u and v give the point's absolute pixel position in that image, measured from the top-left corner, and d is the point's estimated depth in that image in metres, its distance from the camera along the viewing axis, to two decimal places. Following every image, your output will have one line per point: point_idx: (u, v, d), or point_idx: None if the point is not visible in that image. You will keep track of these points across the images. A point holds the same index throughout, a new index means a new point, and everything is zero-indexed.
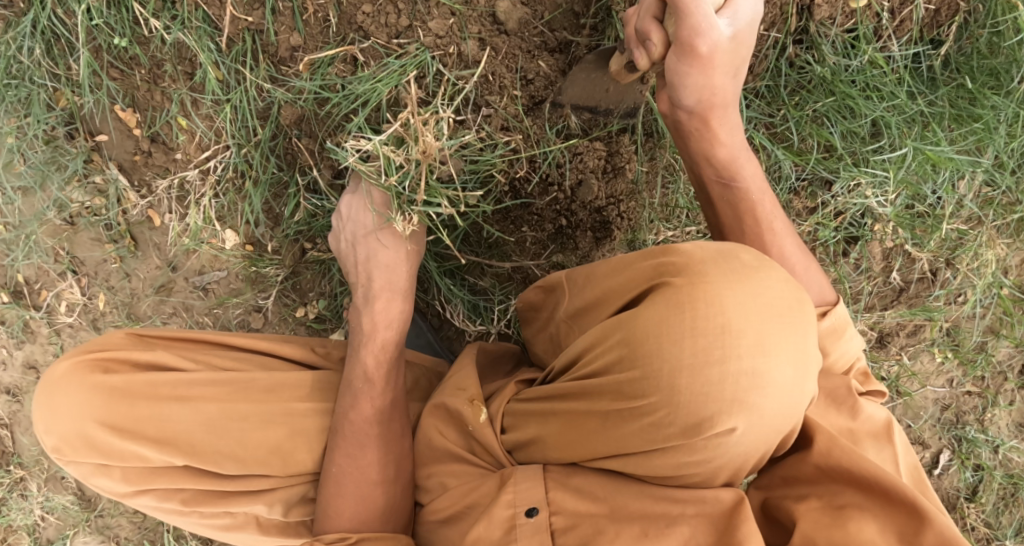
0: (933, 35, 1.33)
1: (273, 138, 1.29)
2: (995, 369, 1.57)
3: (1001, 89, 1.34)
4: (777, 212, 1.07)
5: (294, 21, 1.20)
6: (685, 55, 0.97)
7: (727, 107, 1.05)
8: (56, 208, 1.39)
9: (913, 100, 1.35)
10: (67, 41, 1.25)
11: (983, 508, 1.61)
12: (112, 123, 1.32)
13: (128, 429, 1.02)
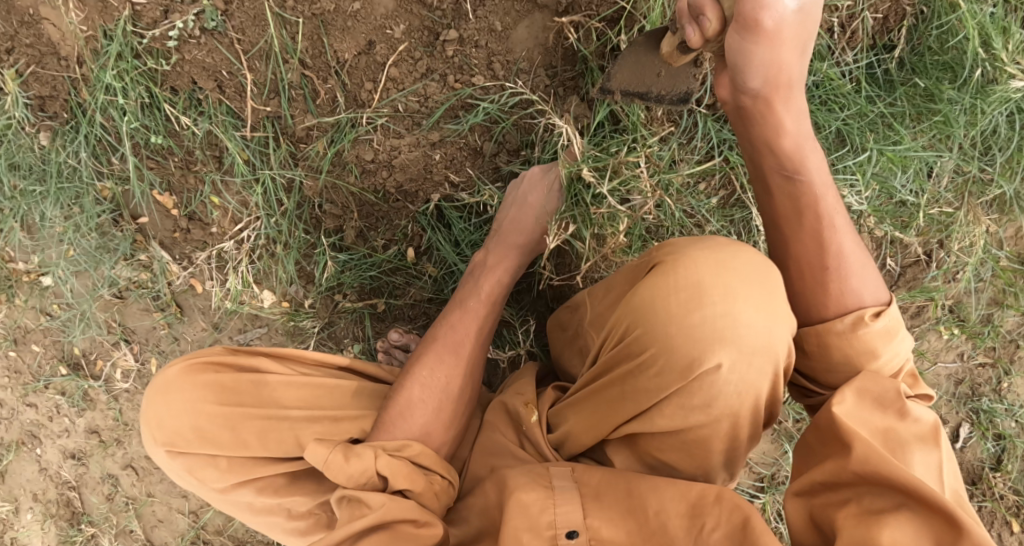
0: (885, 41, 1.44)
1: (298, 207, 1.42)
2: (1005, 338, 1.64)
3: (956, 82, 1.43)
4: (839, 204, 1.00)
5: (306, 105, 1.33)
6: (746, 33, 0.92)
7: (795, 88, 0.98)
8: (107, 286, 1.53)
9: (873, 104, 1.45)
10: (109, 142, 1.38)
11: (1009, 476, 1.65)
12: (152, 206, 1.45)
13: (235, 421, 1.12)
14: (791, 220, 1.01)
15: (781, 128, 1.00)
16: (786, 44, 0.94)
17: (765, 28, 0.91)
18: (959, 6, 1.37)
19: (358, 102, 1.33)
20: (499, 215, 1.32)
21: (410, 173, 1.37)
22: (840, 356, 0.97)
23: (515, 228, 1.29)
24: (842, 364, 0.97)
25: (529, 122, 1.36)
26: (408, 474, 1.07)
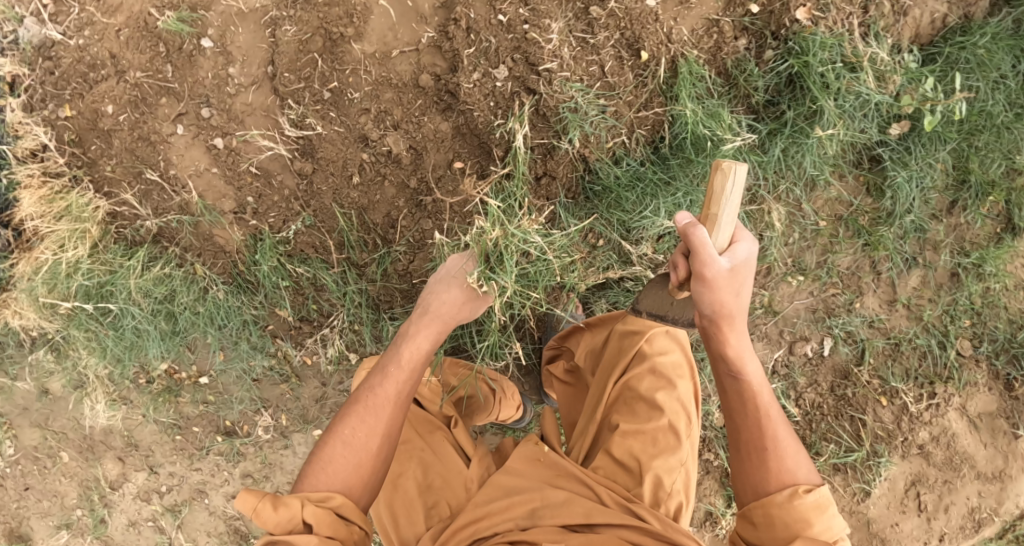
0: (654, 133, 2.11)
1: (370, 300, 2.22)
2: (843, 274, 2.65)
3: (697, 162, 2.12)
4: (770, 402, 1.77)
5: (359, 248, 2.17)
6: (700, 281, 1.71)
7: (738, 321, 1.75)
8: (248, 374, 2.34)
9: (658, 184, 2.12)
10: (250, 286, 2.25)
11: (868, 366, 2.67)
12: (274, 318, 2.28)
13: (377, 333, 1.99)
14: (740, 403, 1.78)
15: (737, 350, 1.76)
16: (732, 296, 1.73)
17: (707, 278, 1.71)
18: (679, 127, 2.07)
19: (383, 242, 2.16)
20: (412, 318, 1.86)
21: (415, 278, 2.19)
22: (783, 520, 1.70)
23: (439, 312, 1.85)
24: (784, 526, 1.70)
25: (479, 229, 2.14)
26: (331, 520, 1.65)
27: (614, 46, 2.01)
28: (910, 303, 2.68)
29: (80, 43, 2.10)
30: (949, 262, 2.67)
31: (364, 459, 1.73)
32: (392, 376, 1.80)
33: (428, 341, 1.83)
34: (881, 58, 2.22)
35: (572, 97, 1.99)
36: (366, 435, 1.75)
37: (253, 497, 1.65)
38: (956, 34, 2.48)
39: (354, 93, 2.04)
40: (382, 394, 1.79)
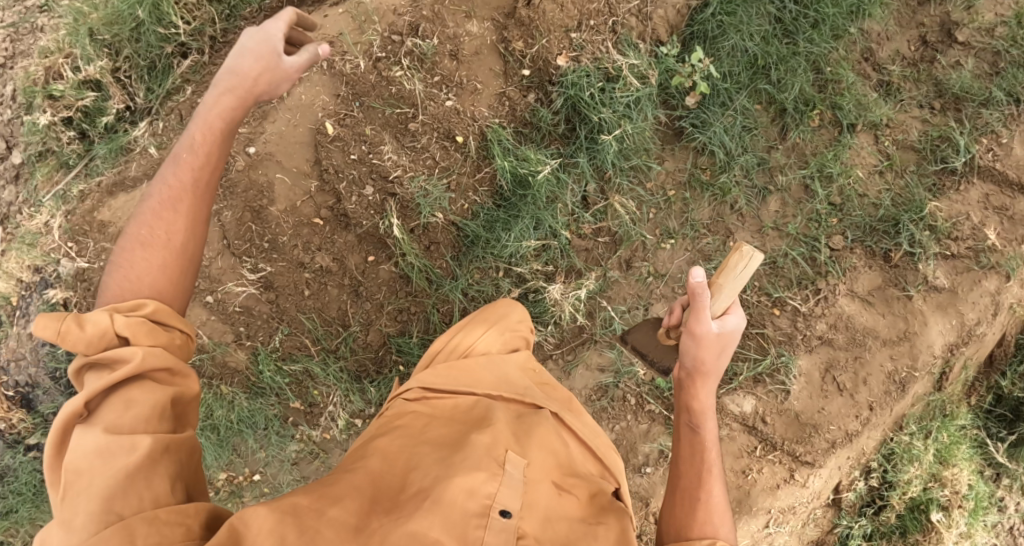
0: (495, 185, 2.92)
1: (348, 372, 2.99)
2: (706, 224, 3.14)
3: (530, 193, 2.89)
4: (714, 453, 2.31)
5: (324, 339, 2.96)
6: (693, 337, 2.27)
7: (708, 386, 2.33)
8: (287, 459, 3.00)
9: (512, 218, 2.91)
10: (268, 390, 2.97)
11: (756, 287, 3.08)
12: (290, 410, 3.00)
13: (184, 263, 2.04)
14: (693, 437, 2.33)
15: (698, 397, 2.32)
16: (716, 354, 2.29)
17: (697, 335, 2.26)
18: (506, 176, 2.86)
19: (342, 328, 2.96)
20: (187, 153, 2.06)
21: (373, 344, 2.99)
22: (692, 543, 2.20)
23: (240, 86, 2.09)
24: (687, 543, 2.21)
25: (403, 294, 2.96)
26: (147, 326, 1.88)
27: (433, 143, 2.83)
28: (777, 224, 3.17)
29: (101, 265, 2.94)
30: (799, 175, 3.21)
31: (166, 247, 2.00)
32: (186, 167, 2.05)
33: (221, 125, 2.09)
34: (633, 64, 2.88)
35: (420, 188, 2.82)
36: (173, 229, 2.01)
37: (54, 324, 1.83)
38: (699, 14, 3.03)
39: (282, 236, 2.88)
40: (174, 180, 2.04)
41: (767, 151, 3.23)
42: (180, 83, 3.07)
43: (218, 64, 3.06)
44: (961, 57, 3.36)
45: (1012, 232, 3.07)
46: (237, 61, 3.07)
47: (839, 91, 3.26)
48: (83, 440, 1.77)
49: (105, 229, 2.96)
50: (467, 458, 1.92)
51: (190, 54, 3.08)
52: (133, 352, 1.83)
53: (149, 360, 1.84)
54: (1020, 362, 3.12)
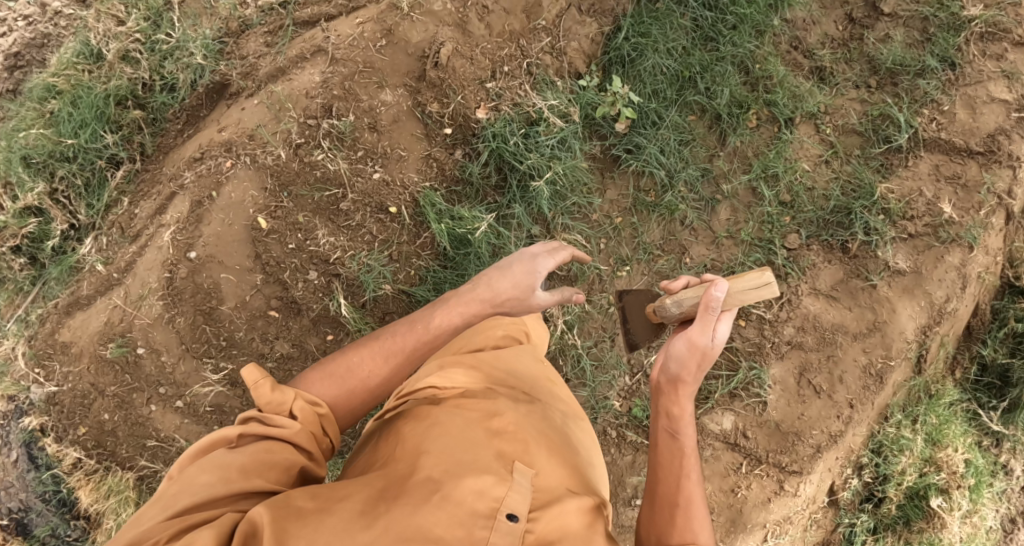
0: (435, 247, 2.91)
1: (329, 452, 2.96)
2: (658, 245, 3.13)
3: (470, 249, 2.87)
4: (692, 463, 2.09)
5: None
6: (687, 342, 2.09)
7: (687, 394, 2.14)
8: None
9: (458, 277, 2.89)
10: None
11: None
12: None
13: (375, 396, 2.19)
14: (668, 448, 2.12)
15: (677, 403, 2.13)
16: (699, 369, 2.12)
17: (693, 342, 2.08)
18: (444, 237, 2.86)
19: None
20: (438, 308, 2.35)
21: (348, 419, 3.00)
22: None
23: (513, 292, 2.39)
24: None
25: None
26: (312, 418, 2.02)
27: (368, 218, 2.84)
28: (731, 231, 3.14)
29: (70, 386, 2.90)
30: (744, 180, 3.16)
31: (359, 381, 2.16)
32: (419, 330, 2.27)
33: (464, 314, 2.36)
34: (551, 105, 2.88)
35: (363, 263, 2.85)
36: (375, 369, 2.18)
37: (255, 374, 1.99)
38: (613, 39, 3.00)
39: (238, 332, 2.88)
40: (400, 340, 2.24)
41: (709, 159, 3.19)
42: (116, 195, 3.00)
43: (152, 171, 3.02)
44: (890, 28, 3.30)
45: (968, 201, 3.01)
46: (168, 162, 3.00)
47: (771, 86, 3.22)
48: (221, 458, 1.85)
49: (67, 349, 2.90)
50: (489, 450, 1.81)
51: (123, 163, 3.02)
52: (294, 423, 1.97)
53: (299, 439, 1.96)
54: (997, 329, 3.06)
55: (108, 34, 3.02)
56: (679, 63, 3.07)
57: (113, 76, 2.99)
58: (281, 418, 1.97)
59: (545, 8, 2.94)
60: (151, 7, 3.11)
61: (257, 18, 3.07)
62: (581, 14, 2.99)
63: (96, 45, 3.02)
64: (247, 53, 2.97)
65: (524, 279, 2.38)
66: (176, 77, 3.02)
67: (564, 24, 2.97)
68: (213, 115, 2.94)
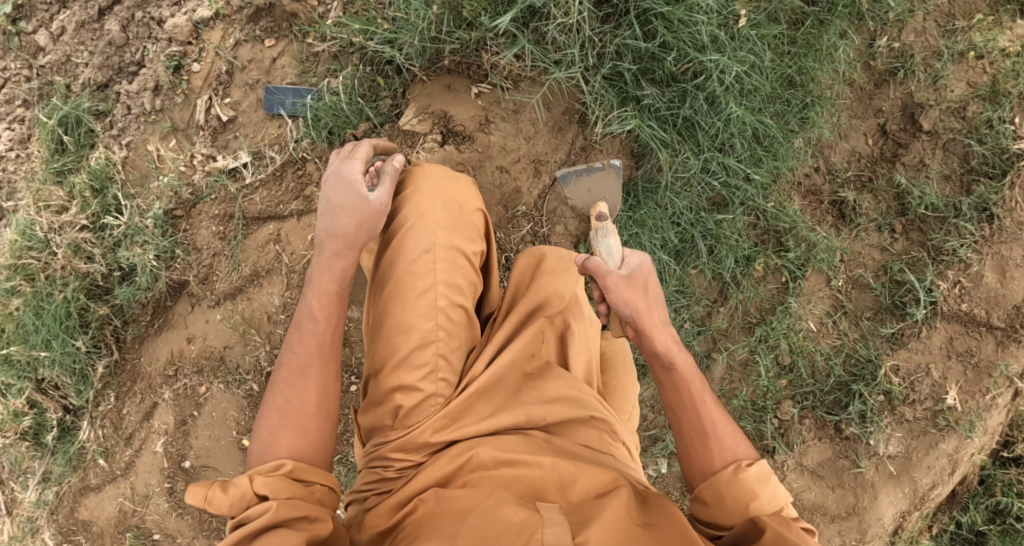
0: None
1: None
2: (651, 405, 3.06)
3: None
4: (695, 386, 2.09)
5: None
6: (629, 280, 2.18)
7: (655, 322, 2.15)
8: None
9: None
10: None
11: None
12: None
13: (297, 397, 2.03)
14: (676, 392, 2.10)
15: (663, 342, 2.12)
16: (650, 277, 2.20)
17: (628, 276, 2.19)
18: None
19: None
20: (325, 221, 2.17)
21: None
22: (736, 496, 1.94)
23: (359, 204, 2.16)
24: (733, 497, 1.93)
25: None
26: (285, 485, 1.89)
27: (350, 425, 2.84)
28: (723, 391, 3.01)
29: None
30: (743, 341, 2.97)
31: (302, 413, 2.01)
32: (316, 323, 2.09)
33: (340, 260, 2.15)
34: None
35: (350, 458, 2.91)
36: (302, 399, 2.02)
37: (201, 490, 1.86)
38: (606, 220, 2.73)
39: None
40: (308, 345, 2.08)
41: (704, 313, 2.97)
42: (102, 387, 2.87)
43: (138, 357, 2.89)
44: (926, 150, 2.95)
45: (975, 383, 2.83)
46: (147, 352, 2.88)
47: (780, 235, 2.92)
48: None
49: (88, 528, 2.91)
50: (504, 513, 1.82)
51: (102, 351, 2.85)
52: (268, 505, 1.83)
53: (283, 513, 1.83)
54: (982, 493, 2.99)
55: (54, 224, 2.80)
56: (679, 228, 2.80)
57: (68, 274, 2.80)
58: (251, 510, 1.83)
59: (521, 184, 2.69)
60: (93, 175, 2.84)
61: (208, 189, 2.85)
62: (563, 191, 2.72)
63: (46, 236, 2.80)
64: (203, 243, 2.83)
65: (351, 190, 2.18)
66: (137, 260, 2.80)
67: (547, 206, 2.72)
68: (180, 308, 2.86)
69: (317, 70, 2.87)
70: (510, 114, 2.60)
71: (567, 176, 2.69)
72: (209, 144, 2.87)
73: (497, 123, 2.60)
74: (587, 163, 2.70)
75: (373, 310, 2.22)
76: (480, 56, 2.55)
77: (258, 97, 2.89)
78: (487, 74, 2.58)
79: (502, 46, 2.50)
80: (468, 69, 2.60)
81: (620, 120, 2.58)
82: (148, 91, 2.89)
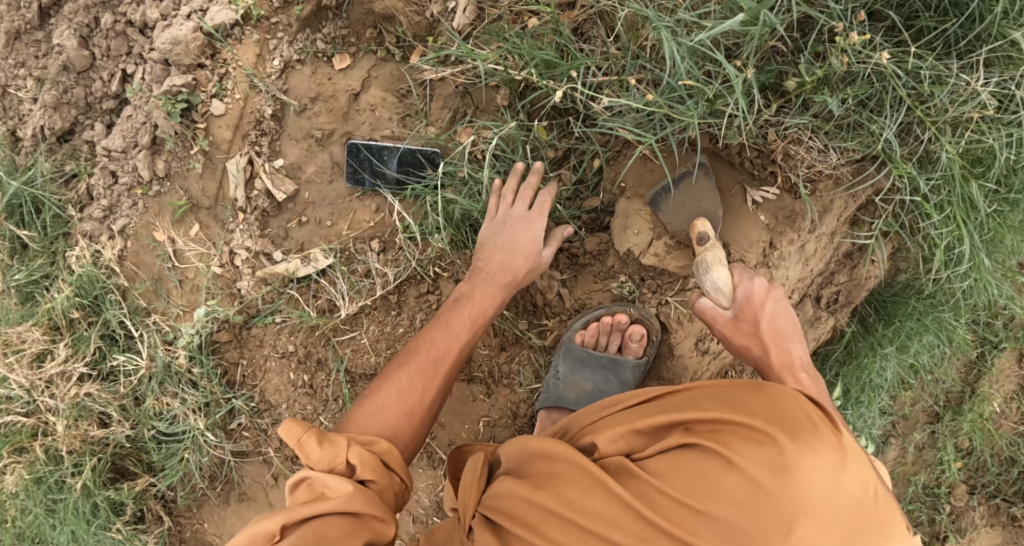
0: None
1: None
2: None
3: None
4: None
5: None
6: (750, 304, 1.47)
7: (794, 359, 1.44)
8: None
9: None
10: None
11: None
12: None
13: (418, 392, 1.51)
14: None
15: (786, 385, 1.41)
16: (779, 304, 1.47)
17: (750, 295, 1.48)
18: None
19: None
20: (494, 233, 1.65)
21: None
22: None
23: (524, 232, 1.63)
24: None
25: None
26: (378, 466, 1.38)
27: None
28: (895, 476, 2.32)
29: None
30: (924, 424, 2.26)
31: (414, 407, 1.51)
32: (458, 333, 1.58)
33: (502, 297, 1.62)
34: None
35: None
36: (420, 393, 1.52)
37: (297, 428, 1.38)
38: (860, 342, 2.06)
39: None
40: (443, 344, 1.56)
41: (892, 399, 2.21)
42: None
43: (190, 530, 2.00)
44: None
45: None
46: (214, 520, 1.99)
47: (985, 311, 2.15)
48: None
49: None
50: None
51: (147, 523, 1.97)
52: (345, 486, 1.32)
53: (359, 505, 1.31)
54: None
55: (38, 380, 1.87)
56: (946, 341, 2.01)
57: (77, 449, 1.88)
58: (331, 483, 1.32)
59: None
60: (80, 289, 1.88)
61: (269, 307, 1.84)
62: (815, 307, 1.98)
63: (31, 394, 1.88)
64: (278, 400, 1.86)
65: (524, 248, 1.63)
66: (182, 423, 1.88)
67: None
68: (253, 470, 1.94)
69: (434, 115, 1.76)
70: (802, 231, 1.69)
71: (821, 290, 1.97)
72: (258, 235, 1.83)
73: (782, 242, 1.69)
74: (852, 273, 1.94)
75: (565, 541, 1.17)
76: (779, 143, 1.62)
77: (334, 159, 1.79)
78: (777, 171, 1.67)
79: (833, 140, 1.61)
80: (741, 157, 1.68)
81: (948, 253, 1.78)
82: (142, 148, 1.83)
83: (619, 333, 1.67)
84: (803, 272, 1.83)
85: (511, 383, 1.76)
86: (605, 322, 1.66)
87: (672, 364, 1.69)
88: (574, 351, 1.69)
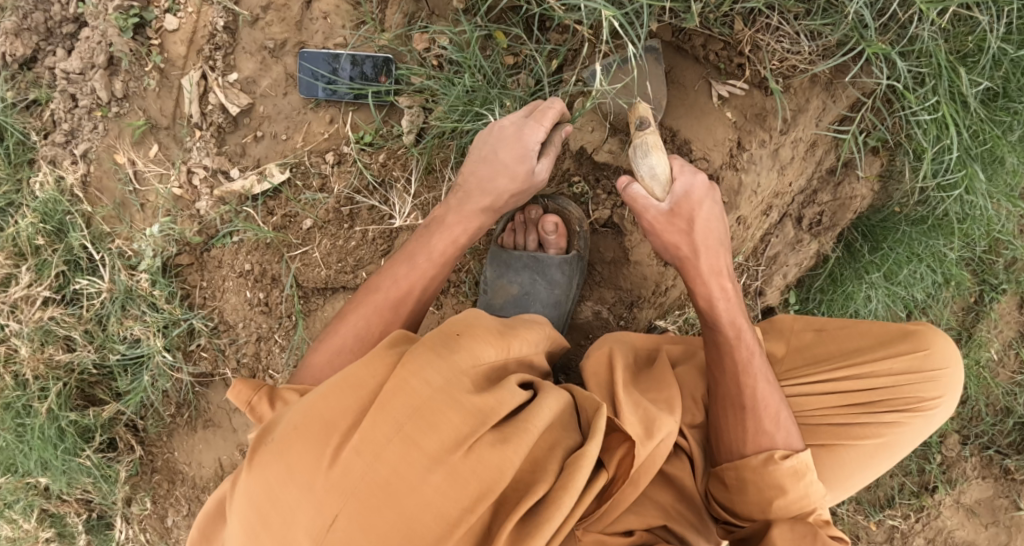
0: None
1: None
2: None
3: None
4: (765, 370, 1.37)
5: None
6: (681, 199, 1.45)
7: (708, 269, 1.44)
8: None
9: None
10: None
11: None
12: None
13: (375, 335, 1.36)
14: (717, 350, 1.39)
15: (710, 290, 1.43)
16: (713, 212, 1.46)
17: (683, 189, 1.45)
18: None
19: None
20: (499, 142, 1.47)
21: None
22: (753, 485, 1.31)
23: (519, 152, 1.46)
24: (755, 491, 1.31)
25: None
26: None
27: None
28: None
29: None
30: None
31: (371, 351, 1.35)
32: (421, 268, 1.42)
33: (477, 223, 1.48)
34: None
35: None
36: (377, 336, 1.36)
37: (246, 391, 1.24)
38: (846, 269, 1.87)
39: None
40: (406, 281, 1.40)
41: None
42: (132, 493, 2.00)
43: (158, 457, 1.99)
44: None
45: None
46: (184, 448, 1.98)
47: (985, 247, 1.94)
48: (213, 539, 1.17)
49: None
50: None
51: (118, 452, 1.97)
52: None
53: None
54: None
55: (4, 305, 1.86)
56: (941, 270, 1.83)
57: (43, 375, 1.87)
58: None
59: (744, 214, 1.68)
60: (43, 215, 1.85)
61: (227, 227, 1.82)
62: (797, 229, 1.82)
63: None
64: (235, 319, 1.86)
65: (521, 164, 1.47)
66: (142, 345, 1.86)
67: (770, 250, 1.84)
68: (217, 395, 1.94)
69: (387, 22, 1.70)
70: (773, 131, 1.59)
71: (803, 210, 1.80)
72: (215, 152, 1.80)
73: (750, 141, 1.60)
74: (837, 193, 1.76)
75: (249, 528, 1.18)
76: (746, 32, 1.52)
77: (288, 71, 1.76)
78: (744, 64, 1.56)
79: (804, 23, 1.49)
80: (706, 50, 1.57)
81: (937, 161, 1.60)
82: (98, 69, 1.79)
83: (536, 229, 1.66)
84: (781, 183, 1.68)
85: (457, 293, 1.76)
86: (519, 219, 1.67)
87: (631, 272, 1.67)
88: (495, 253, 1.65)
